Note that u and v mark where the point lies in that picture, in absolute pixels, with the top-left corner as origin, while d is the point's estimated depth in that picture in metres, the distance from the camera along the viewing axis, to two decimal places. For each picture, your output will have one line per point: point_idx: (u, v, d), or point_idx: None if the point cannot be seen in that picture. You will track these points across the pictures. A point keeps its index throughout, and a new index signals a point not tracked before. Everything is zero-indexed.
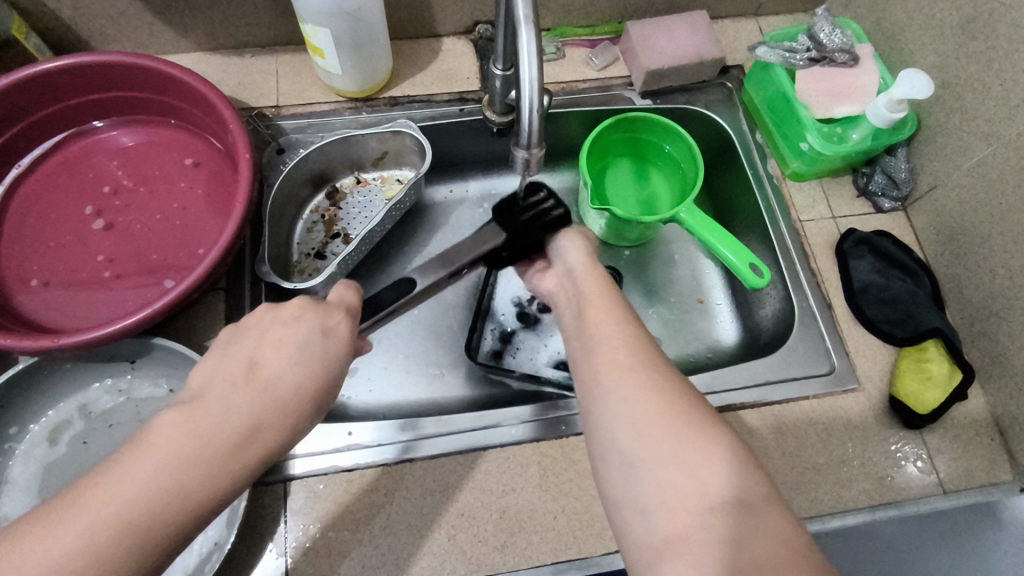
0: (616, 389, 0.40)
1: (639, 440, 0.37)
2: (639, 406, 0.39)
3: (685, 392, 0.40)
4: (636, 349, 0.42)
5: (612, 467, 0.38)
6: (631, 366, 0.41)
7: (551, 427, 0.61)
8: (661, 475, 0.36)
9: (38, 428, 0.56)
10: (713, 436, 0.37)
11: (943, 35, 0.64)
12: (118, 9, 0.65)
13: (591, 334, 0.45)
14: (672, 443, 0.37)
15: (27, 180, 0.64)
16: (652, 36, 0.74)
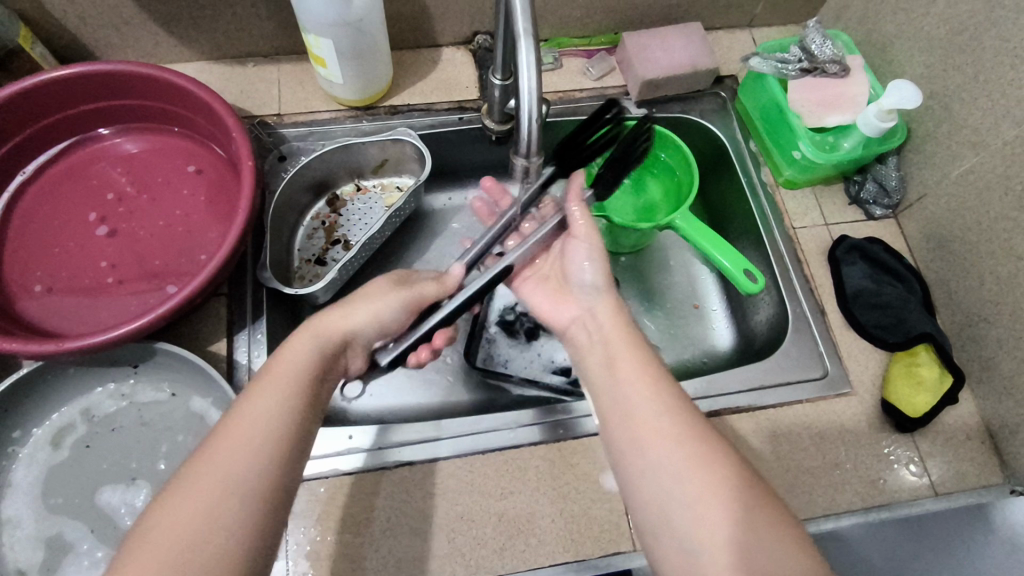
0: (660, 465, 0.41)
1: (693, 521, 0.39)
2: (687, 483, 0.40)
3: (732, 465, 0.41)
4: (677, 413, 0.43)
5: (665, 540, 0.40)
6: (675, 434, 0.42)
7: (549, 431, 0.62)
8: (720, 557, 0.37)
9: (40, 432, 0.56)
10: (769, 516, 0.39)
11: (932, 47, 0.65)
12: (123, 19, 0.66)
13: (627, 393, 0.46)
14: (725, 524, 0.38)
15: (31, 187, 0.65)
16: (648, 46, 0.76)
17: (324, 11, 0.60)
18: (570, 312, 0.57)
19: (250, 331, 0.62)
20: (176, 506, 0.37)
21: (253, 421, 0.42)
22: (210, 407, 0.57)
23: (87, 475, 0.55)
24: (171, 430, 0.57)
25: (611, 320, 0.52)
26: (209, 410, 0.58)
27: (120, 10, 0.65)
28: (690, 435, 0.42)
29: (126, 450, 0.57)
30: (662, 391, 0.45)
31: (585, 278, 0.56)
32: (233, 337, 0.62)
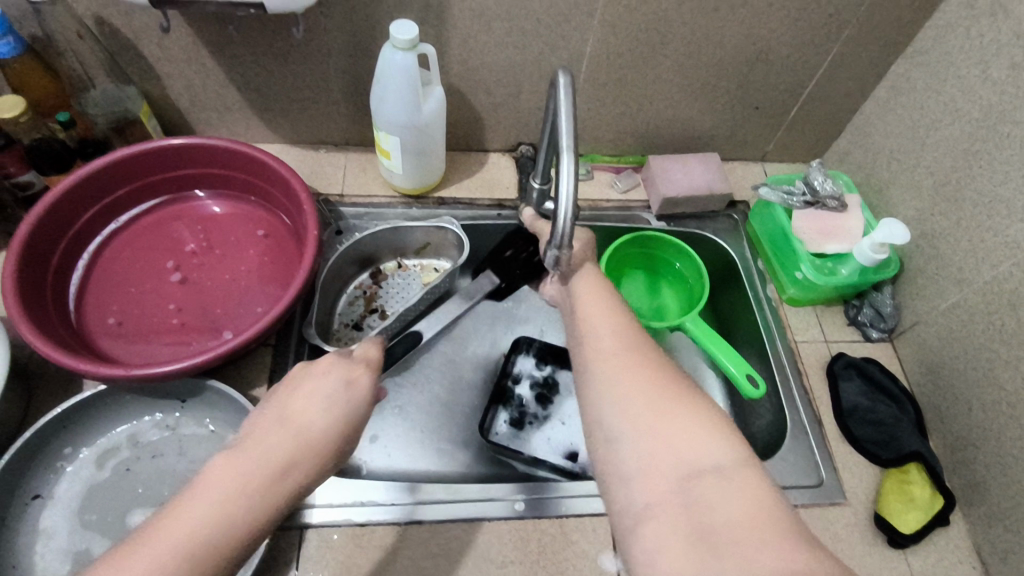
0: (598, 371, 0.47)
1: (623, 415, 0.44)
2: (622, 385, 0.45)
3: (672, 376, 0.46)
4: (623, 337, 0.49)
5: (598, 440, 0.44)
6: (615, 351, 0.48)
7: (553, 505, 0.64)
8: (642, 442, 0.42)
9: (88, 451, 0.61)
10: (690, 410, 0.43)
11: (921, 194, 0.74)
12: (226, 104, 0.78)
13: (582, 325, 0.52)
14: (649, 418, 0.43)
15: (121, 233, 0.74)
16: (669, 169, 0.86)
17: (399, 117, 0.71)
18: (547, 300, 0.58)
19: None
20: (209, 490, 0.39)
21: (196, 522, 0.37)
22: None
23: (124, 496, 0.60)
24: (205, 463, 0.62)
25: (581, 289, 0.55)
26: None
27: (225, 97, 0.77)
28: (630, 354, 0.47)
29: (161, 477, 0.61)
30: (614, 325, 0.51)
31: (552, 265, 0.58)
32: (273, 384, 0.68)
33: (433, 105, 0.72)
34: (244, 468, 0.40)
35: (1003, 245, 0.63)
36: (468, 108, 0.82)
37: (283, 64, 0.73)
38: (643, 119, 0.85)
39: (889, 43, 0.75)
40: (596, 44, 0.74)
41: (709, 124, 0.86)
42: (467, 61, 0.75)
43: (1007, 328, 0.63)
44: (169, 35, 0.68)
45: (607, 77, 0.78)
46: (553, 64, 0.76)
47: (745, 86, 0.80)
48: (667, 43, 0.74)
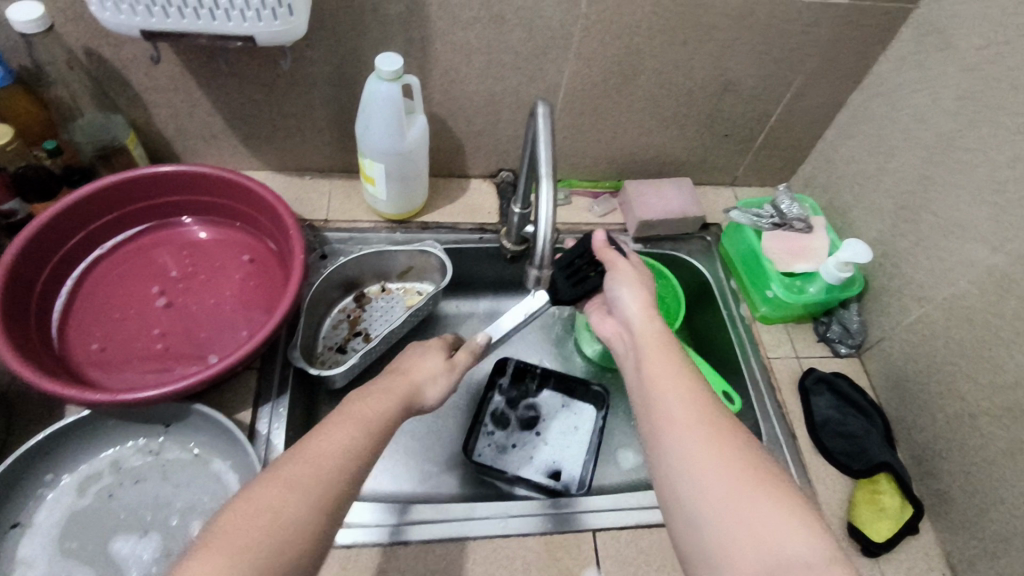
0: (674, 449, 0.47)
1: (702, 499, 0.44)
2: (696, 465, 0.45)
3: (750, 454, 0.46)
4: (694, 406, 0.49)
5: (681, 520, 0.45)
6: (688, 424, 0.48)
7: (574, 521, 0.66)
8: (724, 529, 0.42)
9: (69, 478, 0.61)
10: (770, 496, 0.43)
11: (882, 215, 0.78)
12: (212, 132, 0.80)
13: (650, 389, 0.52)
14: (729, 503, 0.43)
15: (105, 259, 0.74)
16: (644, 193, 0.90)
17: (384, 144, 0.73)
18: (614, 327, 0.64)
19: (274, 405, 0.69)
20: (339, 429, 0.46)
21: (271, 505, 0.40)
22: (229, 470, 0.63)
23: (106, 523, 0.59)
24: (189, 487, 0.62)
25: (648, 331, 0.58)
26: (227, 472, 0.63)
27: (212, 125, 0.79)
28: (703, 427, 0.47)
29: (144, 503, 0.61)
30: (688, 385, 0.51)
31: (618, 297, 0.61)
32: (258, 408, 0.68)
33: (417, 133, 0.74)
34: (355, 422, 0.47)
35: (958, 263, 0.67)
36: (450, 136, 0.84)
37: (270, 93, 0.75)
38: (619, 146, 0.88)
39: (847, 75, 0.80)
40: (573, 75, 0.77)
41: (681, 151, 0.90)
42: (449, 91, 0.78)
43: (965, 341, 0.66)
44: (158, 66, 0.70)
45: (584, 107, 0.82)
46: (532, 94, 0.79)
47: (714, 115, 0.85)
48: (640, 75, 0.78)
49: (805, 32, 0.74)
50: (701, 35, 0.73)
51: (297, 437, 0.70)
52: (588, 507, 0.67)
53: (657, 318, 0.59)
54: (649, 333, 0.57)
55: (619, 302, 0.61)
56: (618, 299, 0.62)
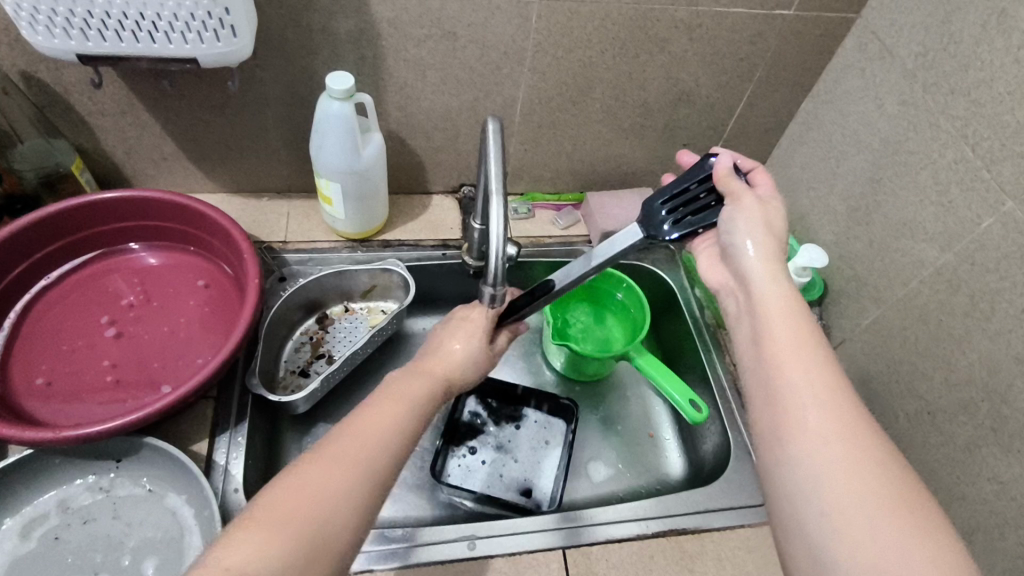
0: (805, 456, 0.42)
1: (836, 521, 0.39)
2: (830, 479, 0.41)
3: (893, 475, 0.41)
4: (831, 410, 0.44)
5: (802, 538, 0.41)
6: (824, 432, 0.43)
7: (586, 534, 0.65)
8: (857, 558, 0.38)
9: (12, 522, 0.58)
10: (913, 530, 0.38)
11: (837, 219, 0.79)
12: (163, 155, 0.78)
13: (776, 380, 0.47)
14: (872, 532, 0.38)
15: (52, 289, 0.72)
16: (606, 205, 0.90)
17: (339, 163, 0.72)
18: (726, 279, 0.57)
19: (231, 434, 0.67)
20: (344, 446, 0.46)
21: (308, 489, 0.42)
22: (185, 505, 0.60)
23: (52, 567, 0.57)
24: (141, 525, 0.60)
25: (772, 298, 0.51)
26: (183, 507, 0.60)
27: (162, 148, 0.77)
28: (840, 438, 0.42)
29: (92, 544, 0.58)
30: (828, 387, 0.45)
31: (734, 246, 0.55)
32: (214, 438, 0.66)
33: (372, 151, 0.73)
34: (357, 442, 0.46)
35: (910, 264, 0.68)
36: (409, 153, 0.84)
37: (221, 115, 0.74)
38: (579, 158, 0.88)
39: (797, 83, 0.81)
40: (529, 89, 0.77)
41: (641, 161, 0.91)
42: (405, 108, 0.77)
43: (921, 341, 0.67)
44: (102, 89, 0.68)
45: (541, 120, 0.82)
46: (488, 109, 0.79)
47: (672, 126, 0.85)
48: (595, 88, 0.78)
49: (753, 42, 0.75)
50: (652, 47, 0.74)
51: (257, 466, 0.68)
52: (595, 520, 0.66)
53: (783, 276, 0.52)
54: (775, 298, 0.51)
55: (736, 251, 0.55)
56: (735, 248, 0.55)
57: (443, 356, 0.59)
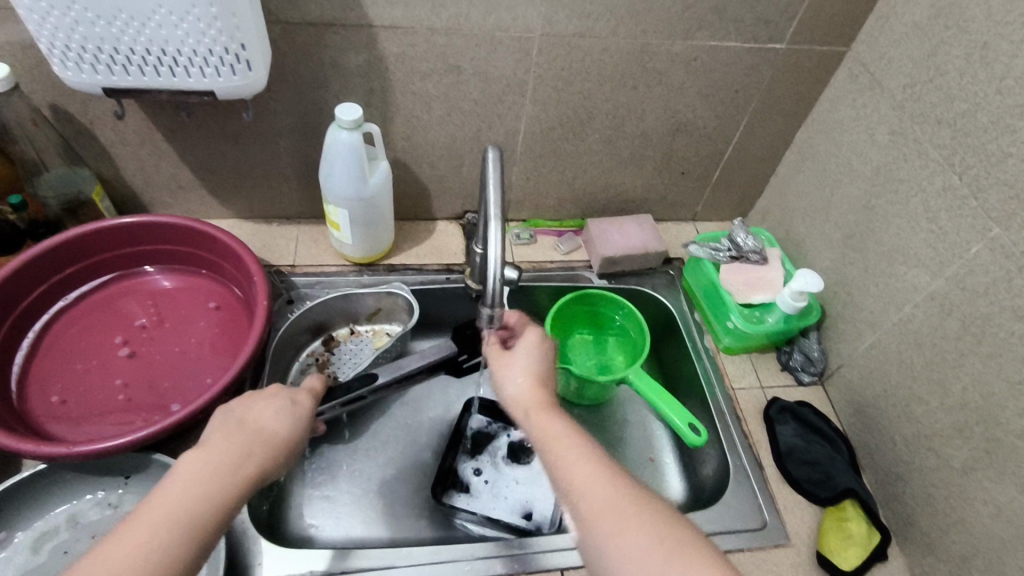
0: (593, 531, 0.46)
1: None
2: (614, 544, 0.45)
3: (665, 528, 0.45)
4: (598, 482, 0.49)
5: None
6: (597, 502, 0.47)
7: (531, 562, 0.65)
8: None
9: (23, 536, 0.60)
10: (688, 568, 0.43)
11: (833, 246, 0.81)
12: (179, 183, 0.81)
13: (555, 471, 0.51)
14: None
15: (69, 310, 0.75)
16: (606, 231, 0.92)
17: (347, 191, 0.75)
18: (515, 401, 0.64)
19: None
20: (127, 549, 0.41)
21: None
22: None
23: None
24: None
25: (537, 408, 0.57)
26: None
27: (178, 177, 0.80)
28: (611, 503, 0.47)
29: None
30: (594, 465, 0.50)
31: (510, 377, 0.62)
32: None
33: (378, 180, 0.76)
34: (136, 540, 0.42)
35: (903, 288, 0.70)
36: (414, 181, 0.86)
37: (235, 145, 0.77)
38: (579, 186, 0.91)
39: (790, 114, 0.84)
40: (529, 120, 0.80)
41: (640, 189, 0.93)
42: (411, 138, 0.80)
43: (917, 365, 0.68)
44: (124, 121, 0.72)
45: (542, 150, 0.84)
46: (490, 139, 0.82)
47: (669, 155, 0.88)
48: (594, 119, 0.81)
49: (747, 74, 0.78)
50: (649, 80, 0.77)
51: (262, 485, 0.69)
52: (543, 548, 0.66)
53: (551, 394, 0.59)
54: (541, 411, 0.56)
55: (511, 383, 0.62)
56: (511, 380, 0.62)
57: (253, 431, 0.52)
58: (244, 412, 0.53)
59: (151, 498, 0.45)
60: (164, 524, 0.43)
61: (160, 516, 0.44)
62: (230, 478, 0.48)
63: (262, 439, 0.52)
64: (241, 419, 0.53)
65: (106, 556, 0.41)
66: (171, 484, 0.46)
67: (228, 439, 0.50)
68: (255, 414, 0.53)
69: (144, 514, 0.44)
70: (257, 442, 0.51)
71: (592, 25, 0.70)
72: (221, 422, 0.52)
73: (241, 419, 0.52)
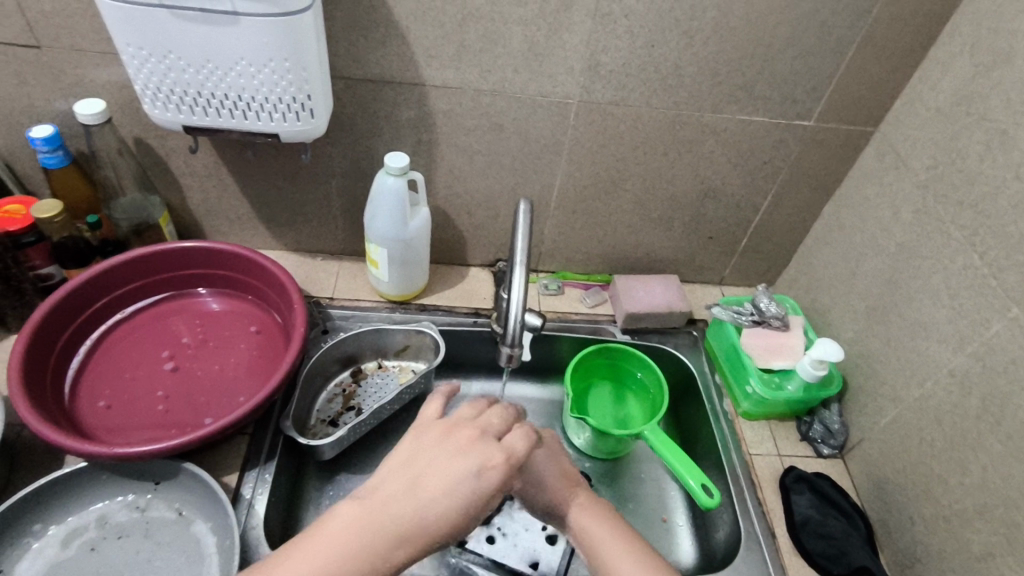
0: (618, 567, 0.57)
1: None
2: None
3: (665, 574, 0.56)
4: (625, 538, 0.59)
5: None
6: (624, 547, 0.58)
7: None
8: None
9: (56, 530, 0.63)
10: None
11: (857, 318, 0.81)
12: (237, 215, 0.88)
13: (588, 523, 0.61)
14: None
15: (125, 323, 0.81)
16: (632, 288, 0.95)
17: (388, 232, 0.81)
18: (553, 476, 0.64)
19: (260, 471, 0.71)
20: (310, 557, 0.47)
21: None
22: (208, 532, 0.64)
23: None
24: (169, 546, 0.64)
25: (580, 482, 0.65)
26: (206, 534, 0.64)
27: (237, 209, 0.87)
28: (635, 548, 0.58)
29: (122, 559, 0.63)
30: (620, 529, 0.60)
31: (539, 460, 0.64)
32: (244, 472, 0.71)
33: (419, 224, 0.82)
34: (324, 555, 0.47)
35: (925, 362, 0.70)
36: (452, 227, 0.92)
37: (291, 183, 0.84)
38: (609, 243, 0.95)
39: (818, 187, 0.86)
40: (564, 177, 0.85)
41: (669, 250, 0.96)
42: (452, 187, 0.86)
43: (936, 443, 0.67)
44: (196, 155, 0.80)
45: (575, 207, 0.89)
46: (527, 193, 0.87)
47: (698, 219, 0.91)
48: (626, 180, 0.85)
49: (775, 147, 0.82)
50: (680, 147, 0.81)
51: (280, 506, 0.72)
52: None
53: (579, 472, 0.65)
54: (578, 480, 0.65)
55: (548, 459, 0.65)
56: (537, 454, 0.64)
57: (421, 499, 0.49)
58: (418, 470, 0.51)
59: (348, 512, 0.49)
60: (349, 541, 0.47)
61: (345, 535, 0.47)
62: (411, 520, 0.48)
63: (437, 495, 0.49)
64: (428, 474, 0.50)
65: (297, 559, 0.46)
66: (356, 511, 0.49)
67: (411, 490, 0.49)
68: (428, 476, 0.50)
69: (337, 526, 0.48)
70: (436, 493, 0.49)
71: (626, 95, 0.75)
72: (410, 471, 0.51)
73: (414, 484, 0.50)
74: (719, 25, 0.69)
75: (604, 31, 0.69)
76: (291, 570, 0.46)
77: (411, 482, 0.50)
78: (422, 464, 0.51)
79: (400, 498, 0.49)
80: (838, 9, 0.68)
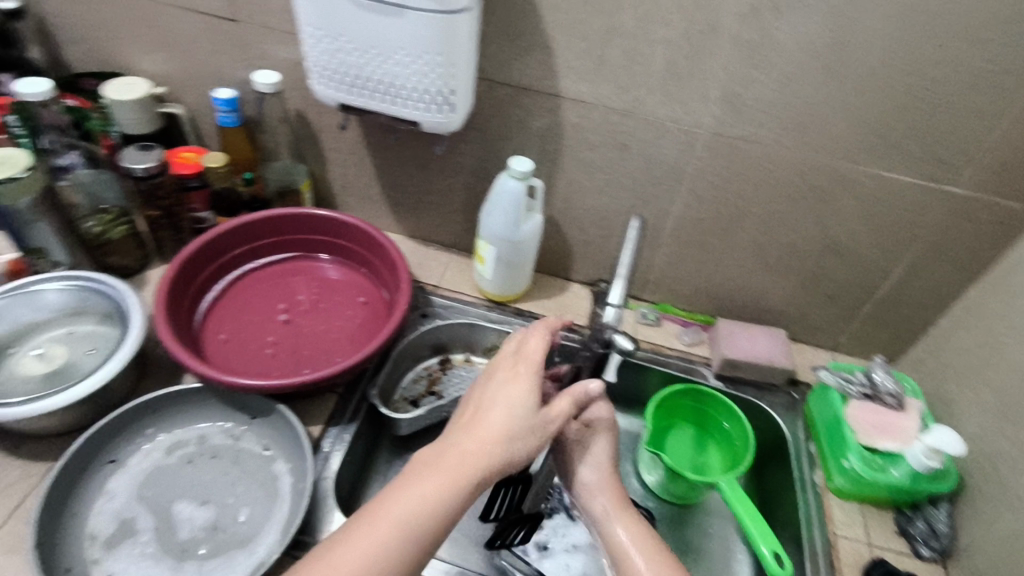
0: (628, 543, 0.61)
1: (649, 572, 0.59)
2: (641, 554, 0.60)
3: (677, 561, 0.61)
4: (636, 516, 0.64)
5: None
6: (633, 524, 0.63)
7: None
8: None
9: (164, 437, 0.71)
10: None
11: (988, 413, 0.72)
12: (369, 194, 0.95)
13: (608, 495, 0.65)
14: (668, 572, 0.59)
15: (255, 272, 0.90)
16: (735, 334, 0.91)
17: (500, 231, 0.83)
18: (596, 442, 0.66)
19: (340, 430, 0.75)
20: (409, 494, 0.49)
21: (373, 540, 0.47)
22: (286, 473, 0.69)
23: (178, 484, 0.67)
24: (251, 476, 0.69)
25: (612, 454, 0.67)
26: (284, 474, 0.69)
27: (369, 189, 0.94)
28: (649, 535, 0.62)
29: (211, 477, 0.68)
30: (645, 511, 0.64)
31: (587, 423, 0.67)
32: (327, 428, 0.75)
33: (530, 228, 0.84)
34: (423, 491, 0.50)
35: None
36: (562, 239, 0.93)
37: (421, 171, 0.90)
38: (718, 283, 0.92)
39: (965, 263, 0.79)
40: (682, 208, 0.84)
41: (781, 302, 0.91)
42: (569, 201, 0.87)
43: None
44: (344, 133, 0.87)
45: (688, 240, 0.87)
46: (643, 216, 0.86)
47: (819, 274, 0.86)
48: (746, 221, 0.83)
49: (918, 212, 0.75)
50: (811, 196, 0.78)
51: (351, 466, 0.75)
52: None
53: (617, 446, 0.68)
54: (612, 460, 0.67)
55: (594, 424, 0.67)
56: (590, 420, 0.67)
57: (496, 426, 0.53)
58: (484, 404, 0.55)
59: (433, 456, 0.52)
60: (444, 480, 0.50)
61: (436, 470, 0.51)
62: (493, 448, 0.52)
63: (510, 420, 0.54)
64: (494, 399, 0.55)
65: (398, 496, 0.50)
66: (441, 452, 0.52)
67: (490, 420, 0.53)
68: (489, 405, 0.55)
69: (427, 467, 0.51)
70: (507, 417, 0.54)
71: (761, 133, 0.73)
72: (482, 405, 0.55)
73: (484, 414, 0.54)
74: (873, 73, 0.66)
75: (747, 66, 0.68)
76: (397, 505, 0.49)
77: (479, 410, 0.55)
78: (490, 394, 0.56)
79: (485, 430, 0.53)
80: (1014, 70, 0.62)
